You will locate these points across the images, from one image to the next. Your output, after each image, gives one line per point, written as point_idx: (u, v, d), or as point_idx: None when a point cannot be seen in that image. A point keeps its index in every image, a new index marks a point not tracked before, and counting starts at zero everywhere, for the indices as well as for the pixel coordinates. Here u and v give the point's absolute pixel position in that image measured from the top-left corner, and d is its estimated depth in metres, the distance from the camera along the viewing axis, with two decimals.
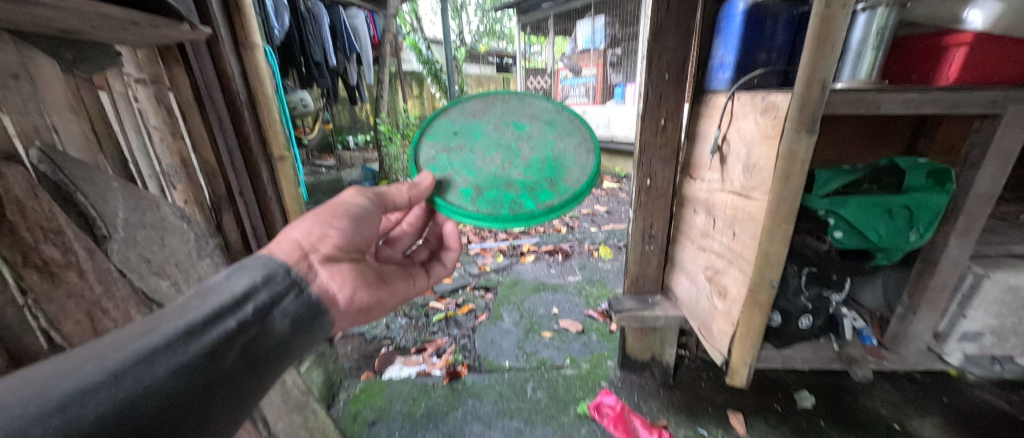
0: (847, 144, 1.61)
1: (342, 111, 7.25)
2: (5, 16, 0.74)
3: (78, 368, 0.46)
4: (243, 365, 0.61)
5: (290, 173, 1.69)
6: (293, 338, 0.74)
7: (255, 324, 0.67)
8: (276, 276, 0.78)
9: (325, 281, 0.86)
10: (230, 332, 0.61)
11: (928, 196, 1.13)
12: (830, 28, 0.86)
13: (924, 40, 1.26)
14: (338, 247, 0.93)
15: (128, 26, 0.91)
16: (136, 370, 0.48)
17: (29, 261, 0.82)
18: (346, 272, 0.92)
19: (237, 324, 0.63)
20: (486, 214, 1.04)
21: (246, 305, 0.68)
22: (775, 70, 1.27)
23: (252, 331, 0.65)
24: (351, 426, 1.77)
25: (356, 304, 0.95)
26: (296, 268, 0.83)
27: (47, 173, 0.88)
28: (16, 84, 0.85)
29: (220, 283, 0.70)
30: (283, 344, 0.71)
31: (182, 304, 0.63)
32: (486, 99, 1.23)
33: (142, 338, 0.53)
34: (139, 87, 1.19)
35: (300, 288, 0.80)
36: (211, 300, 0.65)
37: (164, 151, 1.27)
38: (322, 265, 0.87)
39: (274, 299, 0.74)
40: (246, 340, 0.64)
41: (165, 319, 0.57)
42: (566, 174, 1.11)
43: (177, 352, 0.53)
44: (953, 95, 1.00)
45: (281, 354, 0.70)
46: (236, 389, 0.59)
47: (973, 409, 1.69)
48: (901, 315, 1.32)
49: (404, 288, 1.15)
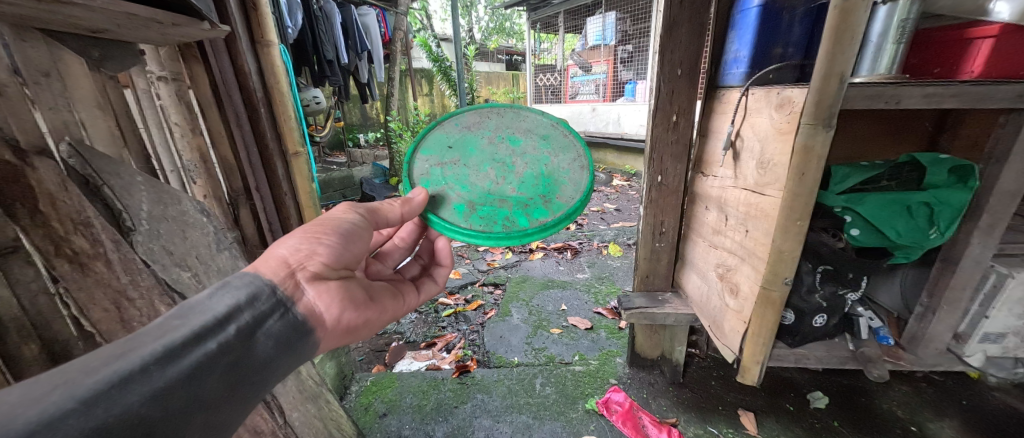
0: (865, 139, 1.58)
1: (353, 109, 7.34)
2: (41, 16, 0.78)
3: (46, 395, 0.44)
4: (220, 389, 0.59)
5: (304, 168, 1.72)
6: (277, 360, 0.70)
7: (237, 347, 0.64)
8: (261, 295, 0.73)
9: (312, 300, 0.80)
10: (210, 356, 0.59)
11: (949, 193, 1.10)
12: (853, 21, 0.84)
13: (947, 33, 1.24)
14: (327, 264, 0.87)
15: (153, 25, 0.95)
16: (104, 401, 0.46)
17: (60, 251, 0.88)
18: (334, 290, 0.85)
19: (217, 348, 0.61)
20: (480, 233, 1.07)
21: (229, 326, 0.64)
22: (791, 65, 1.23)
23: (233, 354, 0.63)
24: (363, 418, 1.80)
25: (344, 326, 0.87)
26: (282, 287, 0.77)
27: (76, 167, 0.92)
28: (47, 81, 0.90)
29: (202, 300, 0.66)
30: (266, 366, 0.68)
31: (161, 322, 0.59)
32: (481, 112, 1.21)
33: (114, 364, 0.50)
34: (161, 85, 1.25)
35: (286, 309, 0.75)
36: (191, 320, 0.61)
37: (185, 146, 1.33)
38: (309, 284, 0.81)
39: (258, 319, 0.69)
40: (227, 364, 0.61)
41: (141, 341, 0.55)
42: (559, 191, 1.13)
43: (150, 379, 0.51)
44: (978, 88, 0.97)
45: (265, 376, 0.67)
46: (213, 416, 0.57)
47: (994, 411, 1.65)
48: (920, 314, 1.29)
49: (394, 306, 1.06)
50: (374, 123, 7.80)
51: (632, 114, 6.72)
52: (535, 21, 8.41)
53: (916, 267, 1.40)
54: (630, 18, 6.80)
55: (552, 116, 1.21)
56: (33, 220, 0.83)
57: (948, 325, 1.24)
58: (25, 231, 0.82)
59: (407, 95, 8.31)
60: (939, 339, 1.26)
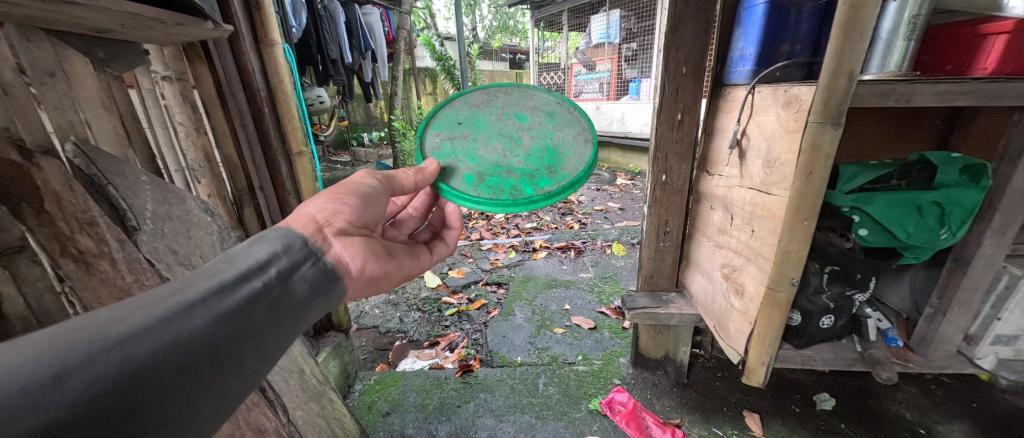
0: (875, 138, 1.55)
1: (357, 108, 7.55)
2: (44, 17, 0.79)
3: (129, 315, 0.47)
4: (269, 322, 0.60)
5: (308, 167, 1.70)
6: (315, 302, 0.71)
7: (279, 287, 0.65)
8: (295, 245, 0.73)
9: (339, 252, 0.80)
10: (257, 292, 0.60)
11: (961, 193, 1.09)
12: (863, 17, 0.82)
13: (960, 29, 1.21)
14: (351, 222, 0.87)
15: (156, 24, 0.94)
16: (176, 320, 0.49)
17: (65, 251, 0.88)
18: (359, 245, 0.85)
19: (263, 286, 0.62)
20: (487, 200, 1.06)
21: (272, 269, 0.66)
22: (798, 63, 1.22)
23: (277, 292, 0.64)
24: (366, 417, 1.81)
25: (367, 276, 0.87)
26: (312, 240, 0.77)
27: (81, 167, 0.93)
28: (52, 81, 0.91)
29: (245, 247, 0.67)
30: (306, 306, 0.69)
31: (210, 265, 0.61)
32: (489, 90, 1.21)
33: (178, 294, 0.52)
34: (165, 85, 1.26)
35: (317, 258, 0.75)
36: (238, 262, 0.63)
37: (189, 145, 1.34)
38: (335, 238, 0.81)
39: (294, 265, 0.70)
40: (273, 300, 0.62)
41: (197, 278, 0.56)
42: (563, 161, 1.13)
43: (211, 307, 0.53)
44: (990, 86, 0.95)
45: (306, 314, 0.69)
46: (265, 343, 0.59)
47: (1005, 415, 1.62)
48: (930, 316, 1.26)
49: (411, 265, 1.05)
50: (378, 122, 7.80)
51: (636, 112, 6.65)
52: (538, 20, 8.39)
53: (925, 268, 1.37)
54: (635, 15, 6.79)
55: (557, 93, 1.20)
56: (39, 220, 0.83)
57: (959, 327, 1.21)
58: (32, 230, 0.83)
59: (410, 95, 8.31)
60: (949, 341, 1.24)
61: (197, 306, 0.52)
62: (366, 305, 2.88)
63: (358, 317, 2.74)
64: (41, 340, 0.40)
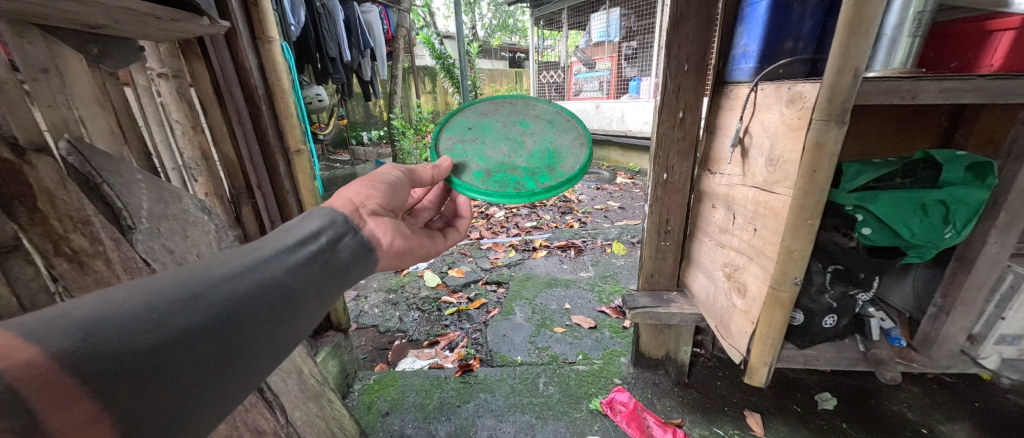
0: (878, 136, 1.54)
1: (357, 107, 7.55)
2: (34, 11, 0.77)
3: (224, 262, 0.58)
4: (324, 279, 0.69)
5: (306, 166, 1.69)
6: (357, 267, 0.79)
7: (328, 251, 0.74)
8: (340, 219, 0.81)
9: (373, 229, 0.87)
10: (312, 255, 0.70)
11: (966, 191, 1.07)
12: (870, 13, 0.81)
13: (965, 26, 1.20)
14: (382, 205, 0.94)
15: (151, 20, 0.93)
16: (258, 269, 0.59)
17: (59, 250, 0.87)
18: (389, 224, 0.92)
19: (316, 250, 0.71)
20: (494, 192, 1.04)
21: (323, 237, 0.75)
22: (801, 60, 1.20)
23: (327, 256, 0.73)
24: (366, 417, 1.80)
25: (396, 251, 0.94)
26: (352, 217, 0.84)
27: (75, 165, 0.92)
28: (45, 78, 0.89)
29: (300, 219, 0.77)
30: (350, 270, 0.77)
31: (275, 232, 0.71)
32: (496, 100, 1.22)
33: (255, 251, 0.63)
34: (162, 82, 1.26)
35: (356, 231, 0.83)
36: (296, 230, 0.72)
37: (186, 144, 1.33)
38: (370, 216, 0.88)
39: (339, 235, 0.78)
40: (324, 263, 0.71)
41: (267, 241, 0.67)
42: (561, 162, 1.12)
43: (279, 263, 0.63)
44: (998, 82, 0.94)
45: (351, 276, 0.77)
46: (322, 295, 0.68)
47: (1009, 416, 1.61)
48: (934, 316, 1.25)
49: (430, 245, 1.12)
50: (378, 121, 7.95)
51: (636, 110, 6.64)
52: (538, 18, 8.39)
53: (927, 268, 1.36)
54: (635, 14, 6.88)
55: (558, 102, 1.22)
56: (31, 218, 0.81)
57: (963, 326, 1.20)
58: (24, 230, 0.81)
59: (410, 93, 8.29)
60: (953, 340, 1.23)
61: (272, 263, 0.62)
62: (366, 304, 2.87)
63: (358, 316, 2.74)
64: (169, 275, 0.51)
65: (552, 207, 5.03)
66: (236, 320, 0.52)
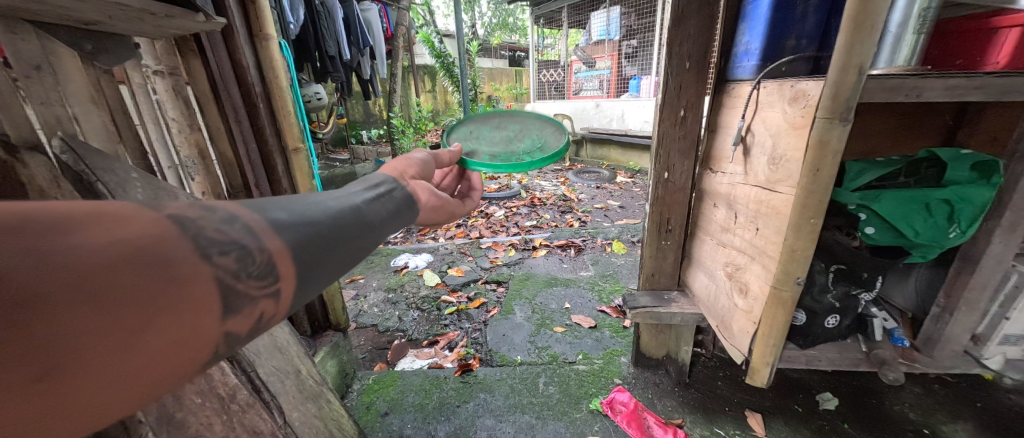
0: (880, 135, 1.53)
1: (356, 106, 7.54)
2: (28, 7, 0.75)
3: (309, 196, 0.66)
4: (385, 217, 0.76)
5: (304, 164, 1.65)
6: (408, 214, 0.85)
7: (386, 198, 0.80)
8: (390, 179, 0.87)
9: (414, 190, 0.91)
10: (374, 198, 0.76)
11: (972, 190, 1.05)
12: (875, 10, 0.79)
13: (970, 22, 1.19)
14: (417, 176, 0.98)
15: (145, 16, 0.91)
16: (336, 202, 0.67)
17: None
18: (426, 188, 0.95)
19: (376, 196, 0.78)
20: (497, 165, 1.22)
21: (380, 187, 0.81)
22: (804, 57, 1.16)
23: (385, 200, 0.79)
24: (365, 417, 1.79)
25: (433, 209, 0.97)
26: (398, 180, 0.89)
27: (69, 163, 0.91)
28: (38, 75, 0.88)
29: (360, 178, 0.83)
30: (402, 215, 0.82)
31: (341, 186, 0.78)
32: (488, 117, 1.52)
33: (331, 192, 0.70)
34: (157, 79, 1.28)
35: (403, 187, 0.88)
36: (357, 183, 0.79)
37: (182, 142, 1.36)
38: (409, 181, 0.93)
39: (392, 188, 0.84)
40: (383, 205, 0.77)
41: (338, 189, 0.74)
42: (548, 145, 1.40)
43: (349, 200, 0.71)
44: (1003, 80, 0.93)
45: (403, 221, 0.83)
46: (385, 229, 0.75)
47: (1012, 416, 1.60)
48: (937, 316, 1.25)
49: (457, 211, 1.13)
50: (377, 120, 7.96)
51: (636, 109, 6.64)
52: (539, 16, 8.38)
53: (930, 268, 1.35)
54: (635, 12, 7.01)
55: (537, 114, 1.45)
56: None
57: (966, 326, 1.19)
58: None
59: (410, 92, 8.27)
60: (956, 341, 1.22)
61: (349, 198, 0.71)
62: (365, 303, 2.87)
63: (357, 316, 2.73)
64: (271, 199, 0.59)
65: (552, 206, 5.03)
66: (324, 234, 0.60)
